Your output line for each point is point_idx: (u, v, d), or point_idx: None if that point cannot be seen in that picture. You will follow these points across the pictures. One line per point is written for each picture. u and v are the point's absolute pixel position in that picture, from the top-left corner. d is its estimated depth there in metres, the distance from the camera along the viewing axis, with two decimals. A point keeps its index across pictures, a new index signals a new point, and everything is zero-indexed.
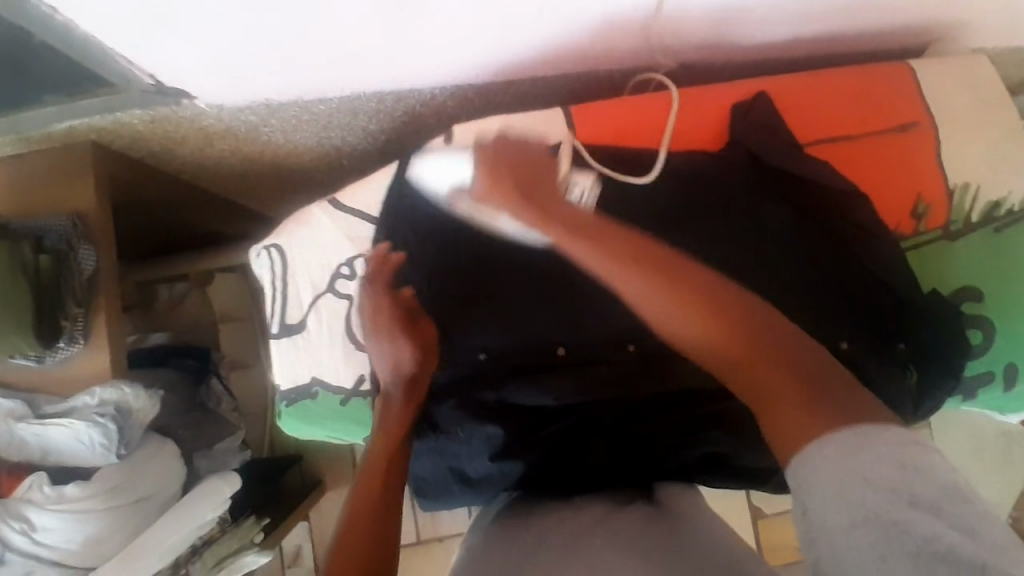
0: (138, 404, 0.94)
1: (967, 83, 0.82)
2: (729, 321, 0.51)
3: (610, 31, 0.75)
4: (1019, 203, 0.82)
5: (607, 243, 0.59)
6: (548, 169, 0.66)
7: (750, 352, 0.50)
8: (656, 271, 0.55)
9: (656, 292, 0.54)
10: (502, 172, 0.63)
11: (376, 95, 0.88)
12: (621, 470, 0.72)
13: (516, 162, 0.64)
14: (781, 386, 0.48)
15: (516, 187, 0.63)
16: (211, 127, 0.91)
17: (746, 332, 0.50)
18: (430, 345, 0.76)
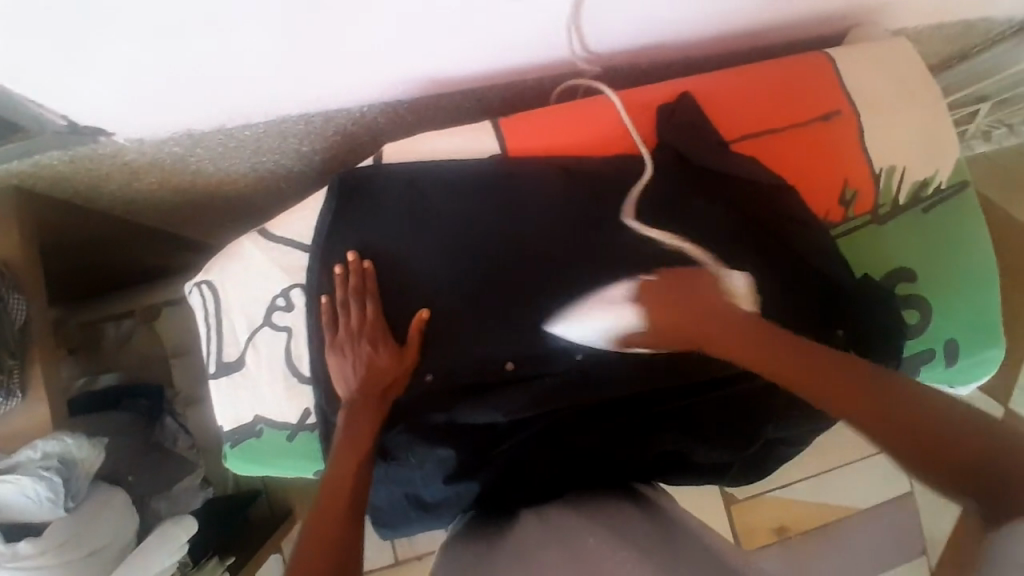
0: (82, 453, 0.91)
1: (888, 65, 0.83)
2: (887, 413, 0.57)
3: (532, 34, 0.75)
4: (946, 180, 0.86)
5: (766, 340, 0.67)
6: (704, 281, 0.73)
7: (925, 432, 0.54)
8: (808, 366, 0.64)
9: (829, 386, 0.61)
10: (664, 303, 0.72)
11: (303, 118, 0.86)
12: (581, 477, 0.75)
13: (678, 289, 0.72)
14: (995, 467, 0.50)
15: (677, 324, 0.71)
16: (135, 162, 0.88)
17: (916, 422, 0.55)
18: (403, 355, 0.74)
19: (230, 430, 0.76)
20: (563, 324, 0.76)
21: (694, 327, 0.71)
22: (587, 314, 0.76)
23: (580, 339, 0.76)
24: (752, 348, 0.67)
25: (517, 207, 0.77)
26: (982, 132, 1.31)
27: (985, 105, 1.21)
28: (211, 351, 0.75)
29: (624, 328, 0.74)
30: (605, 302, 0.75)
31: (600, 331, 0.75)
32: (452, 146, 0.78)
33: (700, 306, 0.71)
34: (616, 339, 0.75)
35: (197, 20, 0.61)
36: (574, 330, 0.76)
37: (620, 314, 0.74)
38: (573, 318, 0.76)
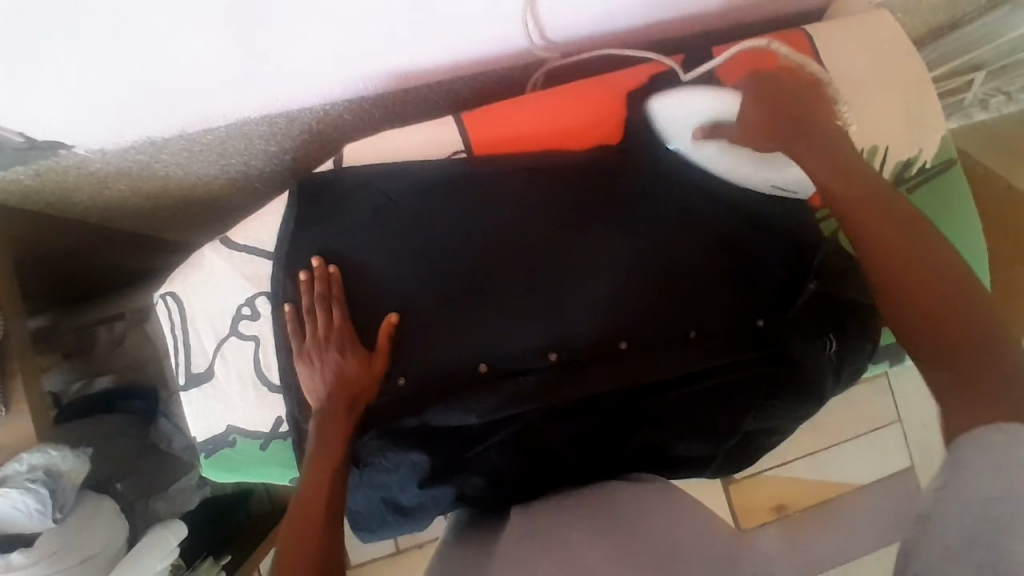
0: (68, 464, 0.90)
1: (869, 39, 0.80)
2: (921, 267, 0.58)
3: (493, 23, 0.72)
4: (929, 160, 0.84)
5: (845, 182, 0.67)
6: (807, 99, 0.73)
7: (923, 292, 0.56)
8: (868, 203, 0.65)
9: (890, 242, 0.61)
10: (764, 94, 0.73)
11: (265, 119, 0.84)
12: (560, 477, 0.73)
13: (783, 92, 0.73)
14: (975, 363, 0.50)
15: (766, 127, 0.72)
16: (101, 171, 0.88)
17: (933, 285, 0.56)
18: (373, 360, 0.72)
19: (204, 440, 0.76)
20: (666, 98, 0.77)
21: (786, 136, 0.71)
22: (689, 94, 0.76)
23: (667, 121, 0.77)
24: (859, 200, 0.65)
25: (484, 203, 0.76)
26: (980, 100, 1.27)
27: (979, 73, 1.18)
28: (179, 361, 0.74)
29: (718, 114, 0.75)
30: (717, 88, 0.76)
31: (692, 115, 0.76)
32: (414, 145, 0.76)
33: (796, 109, 0.72)
34: (702, 128, 0.77)
35: (139, 27, 0.59)
36: (666, 106, 0.77)
37: (726, 105, 0.75)
38: (669, 98, 0.77)
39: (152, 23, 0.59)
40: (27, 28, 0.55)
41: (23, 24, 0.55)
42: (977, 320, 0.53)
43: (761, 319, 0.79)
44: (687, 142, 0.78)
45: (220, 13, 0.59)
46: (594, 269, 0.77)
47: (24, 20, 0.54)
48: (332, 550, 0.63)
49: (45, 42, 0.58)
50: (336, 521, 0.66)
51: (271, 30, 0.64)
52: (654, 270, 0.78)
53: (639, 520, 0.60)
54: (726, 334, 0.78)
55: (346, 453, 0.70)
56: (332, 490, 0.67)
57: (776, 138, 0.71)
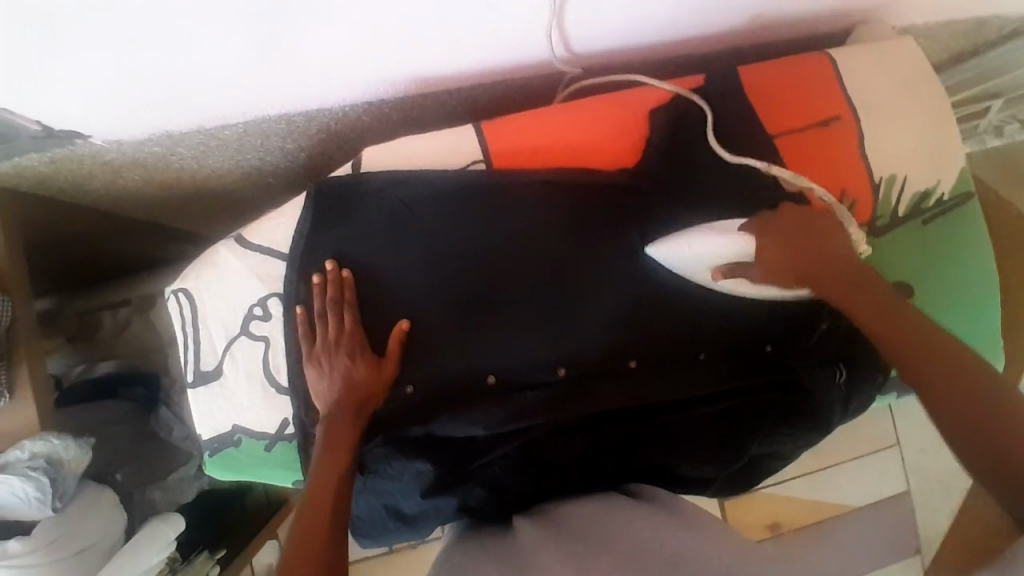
0: (70, 454, 0.90)
1: (893, 67, 0.80)
2: (959, 379, 0.61)
3: (518, 33, 0.72)
4: (947, 191, 0.84)
5: (862, 280, 0.70)
6: (830, 233, 0.74)
7: (960, 396, 0.59)
8: (904, 328, 0.66)
9: (917, 342, 0.64)
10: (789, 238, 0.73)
11: (283, 117, 0.84)
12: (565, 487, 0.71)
13: (797, 233, 0.73)
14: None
15: (795, 266, 0.72)
16: (116, 161, 0.87)
17: (982, 408, 0.58)
18: (384, 368, 0.72)
19: (209, 437, 0.76)
20: (668, 247, 0.75)
21: (818, 268, 0.72)
22: (699, 239, 0.74)
23: (681, 264, 0.76)
24: (880, 301, 0.69)
25: (500, 213, 0.75)
26: (995, 128, 1.27)
27: (997, 101, 1.18)
28: (188, 358, 0.74)
29: (732, 261, 0.74)
30: (721, 231, 0.74)
31: (702, 258, 0.75)
32: (433, 153, 0.76)
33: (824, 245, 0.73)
34: (718, 268, 0.75)
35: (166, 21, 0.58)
36: (675, 257, 0.75)
37: (739, 251, 0.73)
38: (674, 241, 0.75)
39: (180, 19, 0.59)
40: (55, 20, 0.55)
41: (52, 16, 0.55)
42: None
43: (768, 345, 0.80)
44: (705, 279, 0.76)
45: (248, 12, 0.59)
46: (607, 284, 0.77)
47: (52, 13, 0.54)
48: (338, 554, 0.63)
49: (72, 33, 0.58)
50: (340, 526, 0.65)
51: (297, 31, 0.64)
52: (667, 288, 0.78)
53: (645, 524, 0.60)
54: (732, 358, 0.79)
55: (351, 459, 0.70)
56: (339, 493, 0.67)
57: (801, 273, 0.72)
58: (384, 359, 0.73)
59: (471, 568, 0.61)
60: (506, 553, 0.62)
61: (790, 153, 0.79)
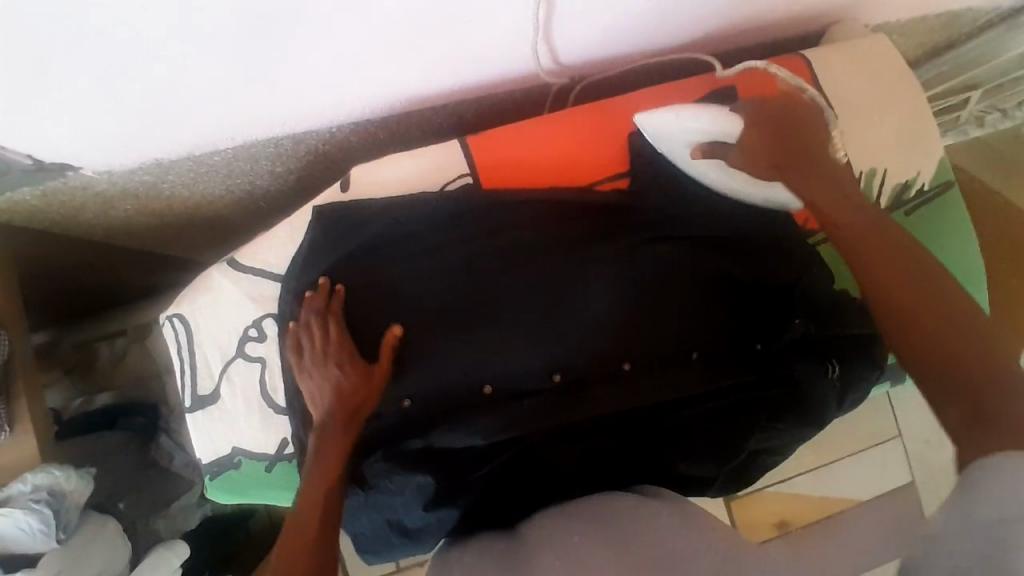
0: (71, 485, 0.91)
1: (866, 67, 0.82)
2: (925, 291, 0.62)
3: (500, 47, 0.74)
4: (928, 181, 0.85)
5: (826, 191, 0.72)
6: (795, 112, 0.75)
7: (913, 308, 0.61)
8: (906, 281, 0.63)
9: (888, 263, 0.65)
10: (771, 120, 0.74)
11: (271, 141, 0.85)
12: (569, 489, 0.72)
13: (781, 119, 0.75)
14: (978, 377, 0.54)
15: (770, 140, 0.74)
16: (108, 191, 0.88)
17: (982, 365, 0.55)
18: (377, 371, 0.72)
19: (209, 462, 0.76)
20: (655, 118, 0.76)
21: (795, 152, 0.74)
22: (686, 113, 0.75)
23: (660, 134, 0.77)
24: (838, 212, 0.71)
25: (488, 226, 0.77)
26: (976, 117, 1.34)
27: (975, 92, 1.24)
28: (185, 384, 0.75)
29: (712, 135, 0.75)
30: (708, 112, 0.74)
31: (685, 133, 0.76)
32: (419, 169, 0.78)
33: (801, 132, 0.75)
34: (697, 146, 0.76)
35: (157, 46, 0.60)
36: (660, 121, 0.76)
37: (728, 127, 0.74)
38: (657, 114, 0.76)
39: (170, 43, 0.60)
40: (45, 50, 0.57)
41: (44, 45, 0.56)
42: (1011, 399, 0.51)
43: (757, 343, 0.80)
44: (684, 159, 0.78)
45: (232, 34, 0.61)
46: (597, 290, 0.78)
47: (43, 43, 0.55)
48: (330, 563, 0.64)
49: (70, 61, 0.59)
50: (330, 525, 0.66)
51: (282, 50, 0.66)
52: (656, 294, 0.79)
53: (652, 520, 0.61)
54: (726, 358, 0.79)
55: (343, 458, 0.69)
56: (332, 504, 0.67)
57: (781, 148, 0.74)
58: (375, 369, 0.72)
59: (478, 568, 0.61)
60: (513, 553, 0.63)
61: None
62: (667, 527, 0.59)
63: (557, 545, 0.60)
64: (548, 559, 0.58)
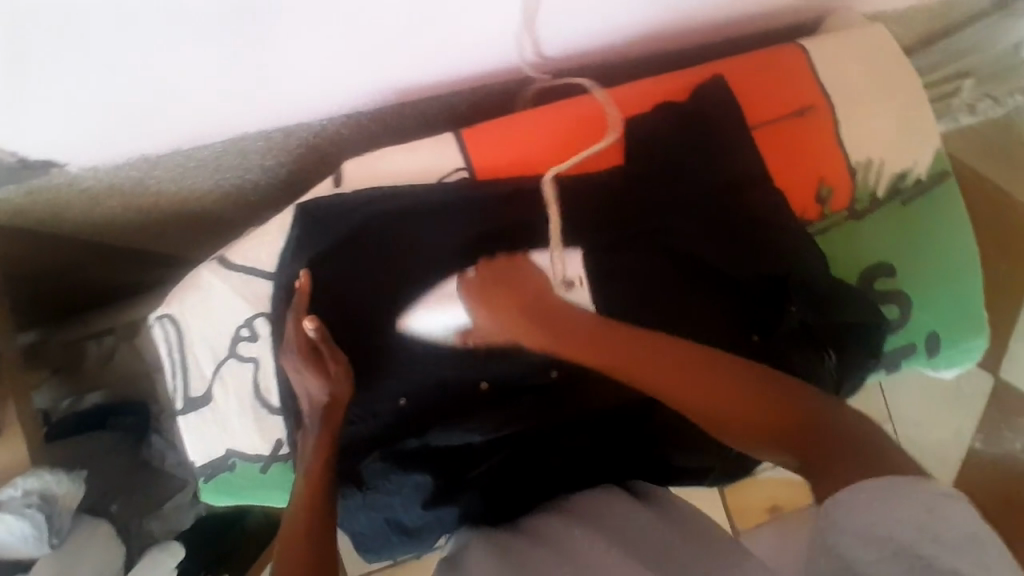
0: (62, 489, 0.89)
1: (859, 57, 0.82)
2: (703, 380, 0.64)
3: (490, 36, 0.73)
4: (925, 171, 0.84)
5: (608, 341, 0.69)
6: (523, 276, 0.72)
7: (715, 408, 0.63)
8: (681, 372, 0.65)
9: (676, 371, 0.65)
10: (503, 304, 0.71)
11: (261, 134, 0.83)
12: (560, 482, 0.72)
13: (506, 285, 0.71)
14: (814, 442, 0.57)
15: (526, 314, 0.70)
16: (93, 188, 0.86)
17: (798, 428, 0.58)
18: (325, 366, 0.68)
19: (202, 465, 0.75)
20: (415, 319, 0.74)
21: (546, 326, 0.70)
22: (437, 305, 0.74)
23: (431, 329, 0.74)
24: (604, 347, 0.69)
25: (485, 220, 0.76)
26: (966, 106, 1.33)
27: (968, 79, 1.24)
28: (178, 386, 0.73)
29: (464, 321, 0.73)
30: (437, 299, 0.74)
31: (450, 322, 0.74)
32: (408, 167, 0.76)
33: (536, 300, 0.71)
34: (460, 332, 0.74)
35: (144, 37, 0.59)
36: (425, 320, 0.74)
37: (460, 309, 0.73)
38: (419, 314, 0.74)
39: (157, 33, 0.59)
40: (21, 40, 0.55)
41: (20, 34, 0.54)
42: (830, 422, 0.58)
43: (755, 334, 0.76)
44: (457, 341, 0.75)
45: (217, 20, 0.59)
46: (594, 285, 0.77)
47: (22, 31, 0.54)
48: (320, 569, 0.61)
49: (54, 54, 0.58)
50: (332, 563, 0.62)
51: (271, 39, 0.64)
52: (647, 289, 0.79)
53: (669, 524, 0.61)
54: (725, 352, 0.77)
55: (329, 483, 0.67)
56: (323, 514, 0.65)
57: (542, 322, 0.70)
58: (337, 363, 0.68)
59: (486, 565, 0.60)
60: (517, 549, 0.61)
61: (765, 145, 0.80)
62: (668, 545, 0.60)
63: (566, 546, 0.60)
64: (561, 567, 0.57)
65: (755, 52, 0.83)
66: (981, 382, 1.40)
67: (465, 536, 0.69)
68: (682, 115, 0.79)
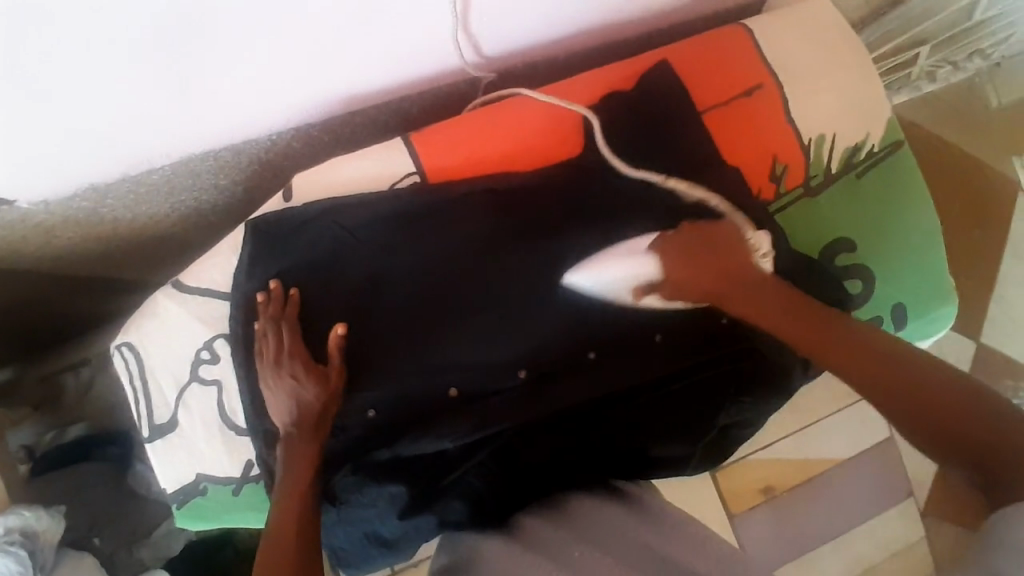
0: (42, 525, 0.89)
1: (803, 34, 0.82)
2: (862, 350, 0.64)
3: (428, 36, 0.73)
4: (878, 143, 0.84)
5: (780, 309, 0.70)
6: (740, 244, 0.73)
7: (880, 373, 0.62)
8: (851, 346, 0.65)
9: (836, 343, 0.65)
10: (695, 256, 0.73)
11: (208, 154, 0.82)
12: (540, 479, 0.73)
13: (710, 246, 0.73)
14: (975, 436, 0.54)
15: (711, 270, 0.73)
16: (47, 222, 0.85)
17: (959, 420, 0.55)
18: (327, 376, 0.70)
19: (172, 492, 0.74)
20: (580, 272, 0.76)
21: (728, 287, 0.72)
22: (608, 262, 0.76)
23: (592, 287, 0.76)
24: (795, 314, 0.69)
25: (441, 224, 0.75)
26: (926, 73, 1.34)
27: (924, 47, 1.24)
28: (141, 414, 0.72)
29: (645, 277, 0.75)
30: (626, 254, 0.75)
31: (622, 280, 0.76)
32: (359, 175, 0.76)
33: (728, 257, 0.73)
34: (636, 288, 0.76)
35: (72, 57, 0.58)
36: (586, 279, 0.76)
37: (637, 264, 0.75)
38: (589, 266, 0.76)
39: (86, 51, 0.59)
40: None
41: None
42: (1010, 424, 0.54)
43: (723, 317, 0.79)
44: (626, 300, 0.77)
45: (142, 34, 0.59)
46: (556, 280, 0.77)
47: None
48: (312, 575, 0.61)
49: None
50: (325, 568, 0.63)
51: (206, 51, 0.64)
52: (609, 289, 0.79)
53: None
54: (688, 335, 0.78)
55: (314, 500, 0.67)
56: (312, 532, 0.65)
57: (720, 278, 0.72)
58: (332, 373, 0.70)
59: None
60: None
61: (717, 128, 0.80)
62: (647, 539, 0.64)
63: None
64: None
65: (700, 36, 0.83)
66: (962, 348, 1.40)
67: (467, 544, 0.70)
68: (629, 104, 0.79)
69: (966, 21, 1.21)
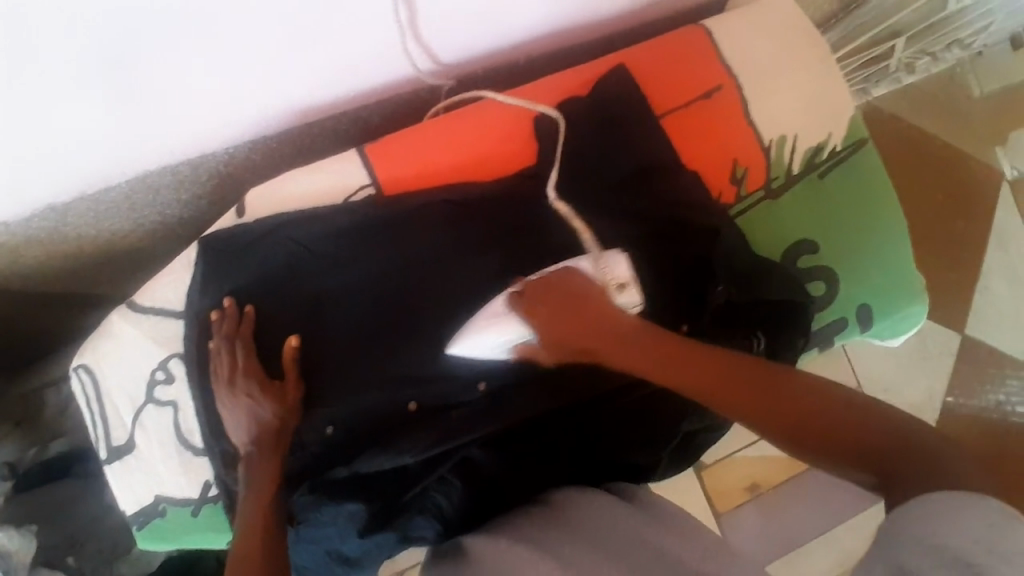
0: (14, 545, 0.85)
1: (760, 34, 0.81)
2: (750, 384, 0.60)
3: (376, 46, 0.72)
4: (840, 142, 0.83)
5: (676, 359, 0.66)
6: (593, 295, 0.71)
7: (778, 410, 0.57)
8: (748, 386, 0.60)
9: (724, 382, 0.62)
10: (558, 312, 0.71)
11: (165, 169, 0.81)
12: (502, 496, 0.70)
13: (563, 299, 0.71)
14: (880, 449, 0.51)
15: (567, 326, 0.71)
16: (9, 242, 0.84)
17: (857, 435, 0.52)
18: (284, 394, 0.69)
19: (133, 513, 0.74)
20: (461, 344, 0.73)
21: (599, 343, 0.70)
22: (479, 330, 0.73)
23: (477, 355, 0.73)
24: (682, 359, 0.66)
25: (396, 236, 0.74)
26: (905, 65, 1.32)
27: (900, 39, 1.22)
28: (99, 438, 0.72)
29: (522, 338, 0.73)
30: (500, 318, 0.73)
31: (499, 344, 0.73)
32: (313, 190, 0.75)
33: (579, 311, 0.71)
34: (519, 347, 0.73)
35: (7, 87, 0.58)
36: (472, 344, 0.73)
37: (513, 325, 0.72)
38: (467, 338, 0.73)
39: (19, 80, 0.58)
40: None
41: None
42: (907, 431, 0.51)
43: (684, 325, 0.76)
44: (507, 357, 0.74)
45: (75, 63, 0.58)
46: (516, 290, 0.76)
47: None
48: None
49: None
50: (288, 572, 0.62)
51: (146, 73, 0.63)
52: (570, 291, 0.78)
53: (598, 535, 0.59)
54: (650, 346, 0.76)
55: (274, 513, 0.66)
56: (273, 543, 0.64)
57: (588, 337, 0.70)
58: (288, 387, 0.70)
59: None
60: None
61: (675, 132, 0.80)
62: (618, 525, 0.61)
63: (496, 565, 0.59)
64: None
65: (656, 38, 0.82)
66: (948, 340, 1.38)
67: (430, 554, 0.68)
68: (585, 109, 0.77)
69: (941, 10, 1.17)
